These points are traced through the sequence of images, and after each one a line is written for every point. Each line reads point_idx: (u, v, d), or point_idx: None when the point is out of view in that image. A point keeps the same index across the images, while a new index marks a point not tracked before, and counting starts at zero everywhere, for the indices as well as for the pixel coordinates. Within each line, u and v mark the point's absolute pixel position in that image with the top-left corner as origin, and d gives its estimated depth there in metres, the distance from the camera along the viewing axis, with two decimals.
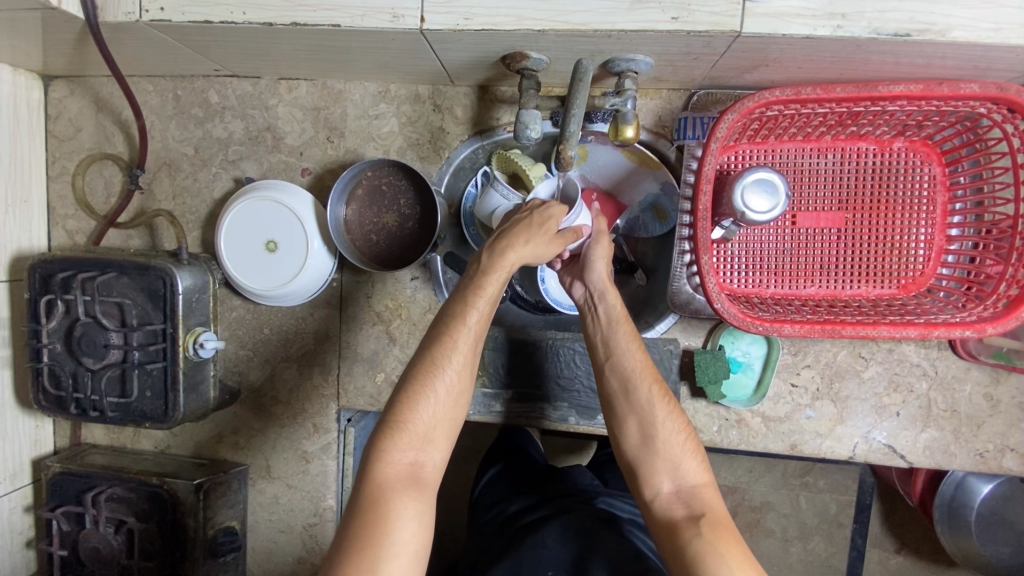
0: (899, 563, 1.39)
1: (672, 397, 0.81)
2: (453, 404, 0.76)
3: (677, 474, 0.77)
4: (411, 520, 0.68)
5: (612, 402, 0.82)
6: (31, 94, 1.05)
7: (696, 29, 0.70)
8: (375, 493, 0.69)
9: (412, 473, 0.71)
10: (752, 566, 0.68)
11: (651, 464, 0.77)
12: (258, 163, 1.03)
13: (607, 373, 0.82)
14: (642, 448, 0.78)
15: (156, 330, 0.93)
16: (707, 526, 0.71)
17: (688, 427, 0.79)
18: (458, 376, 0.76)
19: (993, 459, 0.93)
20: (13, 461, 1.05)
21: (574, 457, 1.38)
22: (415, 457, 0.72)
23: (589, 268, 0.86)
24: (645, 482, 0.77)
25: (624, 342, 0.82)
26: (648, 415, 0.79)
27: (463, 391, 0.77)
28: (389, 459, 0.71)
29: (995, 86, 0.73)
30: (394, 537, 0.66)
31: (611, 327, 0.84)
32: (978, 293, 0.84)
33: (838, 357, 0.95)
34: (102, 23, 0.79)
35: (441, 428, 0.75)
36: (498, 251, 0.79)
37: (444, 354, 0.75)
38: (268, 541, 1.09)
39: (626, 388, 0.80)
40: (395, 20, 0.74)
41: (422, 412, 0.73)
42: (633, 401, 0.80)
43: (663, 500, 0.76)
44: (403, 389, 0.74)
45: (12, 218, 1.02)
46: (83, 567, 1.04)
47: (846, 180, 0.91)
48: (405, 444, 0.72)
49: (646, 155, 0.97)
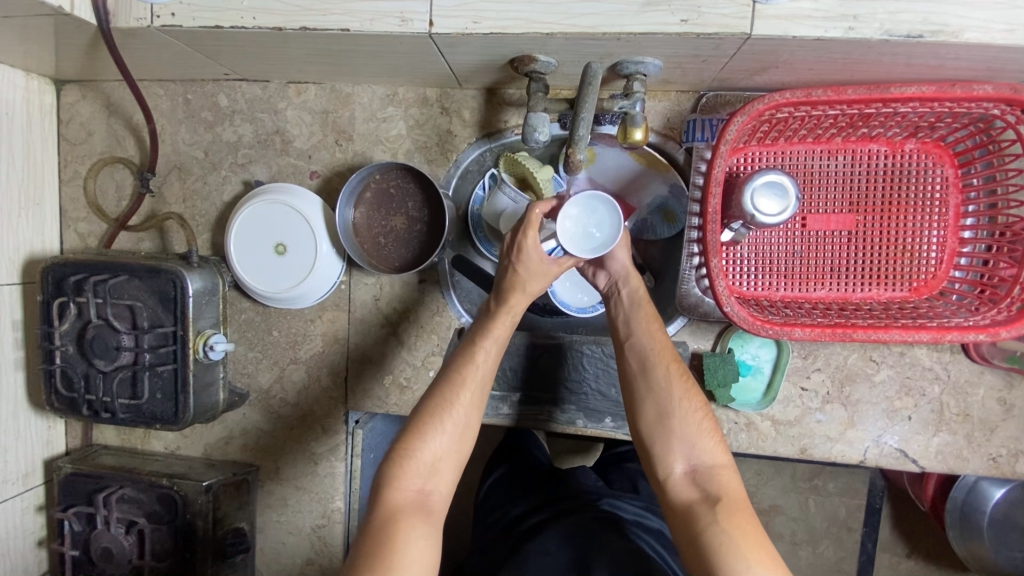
0: (909, 567, 1.38)
1: (690, 377, 0.80)
2: (461, 437, 0.76)
3: (693, 455, 0.76)
4: (420, 544, 0.67)
5: (628, 382, 0.81)
6: (44, 98, 1.06)
7: (706, 32, 0.70)
8: (385, 520, 0.69)
9: (420, 499, 0.72)
10: (770, 556, 0.67)
11: (667, 444, 0.76)
12: (267, 166, 1.04)
13: (625, 354, 0.83)
14: (657, 428, 0.77)
15: (167, 332, 0.93)
16: (723, 512, 0.70)
17: (706, 408, 0.78)
18: (466, 411, 0.77)
19: (1007, 463, 0.92)
20: (25, 460, 1.06)
21: (580, 458, 1.36)
22: (422, 484, 0.72)
23: (609, 257, 0.87)
24: (660, 462, 0.76)
25: (644, 324, 0.83)
26: (665, 395, 0.78)
27: (473, 423, 0.78)
28: (399, 485, 0.71)
29: (1009, 88, 0.72)
30: (404, 560, 0.66)
31: (635, 310, 0.85)
32: (991, 296, 0.83)
33: (849, 360, 0.94)
34: (114, 29, 0.80)
35: (448, 457, 0.75)
36: (504, 293, 0.84)
37: (455, 388, 0.77)
38: (278, 542, 1.10)
39: (644, 368, 0.80)
40: (404, 24, 0.75)
41: (429, 442, 0.74)
42: (651, 381, 0.79)
43: (679, 481, 0.75)
44: (413, 421, 0.75)
45: (24, 221, 1.04)
46: (94, 566, 1.05)
47: (856, 182, 0.90)
48: (413, 472, 0.72)
49: (654, 157, 0.97)
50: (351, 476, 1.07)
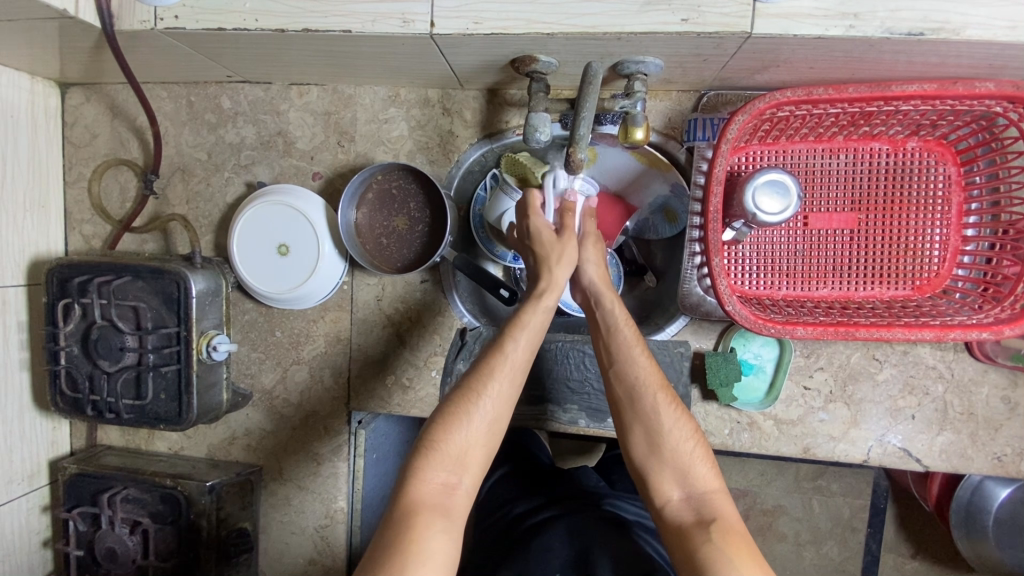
0: (914, 567, 1.37)
1: (679, 403, 0.79)
2: (490, 430, 0.76)
3: (687, 482, 0.76)
4: (439, 537, 0.67)
5: (617, 410, 0.80)
6: (49, 101, 1.07)
7: (706, 31, 0.70)
8: (407, 512, 0.69)
9: (445, 493, 0.71)
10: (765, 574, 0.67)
11: (660, 472, 0.76)
12: (270, 167, 1.05)
13: (611, 381, 0.81)
14: (650, 455, 0.77)
15: (171, 333, 0.94)
16: (717, 531, 0.70)
17: (696, 433, 0.78)
18: (494, 405, 0.76)
19: (1012, 463, 0.92)
20: (30, 461, 1.06)
21: (581, 459, 1.37)
22: (446, 478, 0.72)
23: (580, 274, 0.86)
24: (654, 490, 0.77)
25: (627, 350, 0.81)
26: (653, 422, 0.78)
27: (503, 416, 0.77)
28: (424, 478, 0.72)
29: (1011, 85, 0.72)
30: (422, 550, 0.66)
31: (610, 335, 0.82)
32: (995, 294, 0.83)
33: (852, 359, 0.94)
34: (118, 32, 0.81)
35: (477, 451, 0.75)
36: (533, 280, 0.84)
37: (486, 378, 0.77)
38: (281, 542, 1.11)
39: (632, 395, 0.79)
40: (405, 25, 0.75)
41: (455, 434, 0.74)
42: (639, 409, 0.78)
43: (675, 508, 0.75)
44: (442, 412, 0.76)
45: (30, 222, 1.04)
46: (99, 567, 1.05)
47: (858, 180, 0.90)
48: (438, 464, 0.72)
49: (656, 157, 0.96)
50: (353, 476, 1.08)
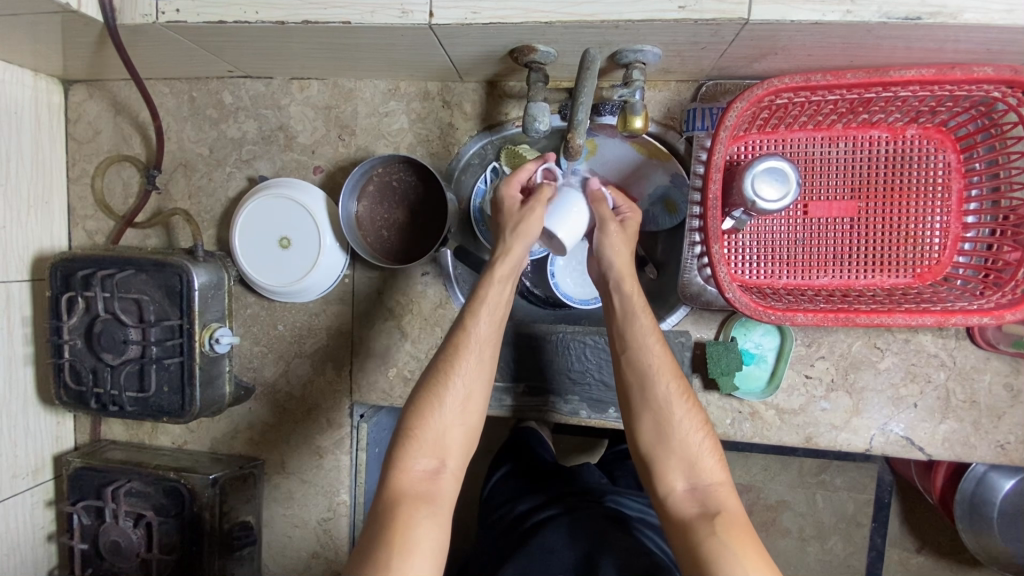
0: (920, 563, 1.37)
1: (691, 396, 0.80)
2: (464, 412, 0.77)
3: (693, 474, 0.76)
4: (425, 523, 0.69)
5: (628, 398, 0.81)
6: (52, 98, 1.08)
7: (703, 17, 0.70)
8: (392, 502, 0.70)
9: (427, 479, 0.73)
10: (766, 566, 0.67)
11: (666, 462, 0.77)
12: (271, 162, 1.05)
13: (624, 368, 0.82)
14: (657, 445, 0.78)
15: (173, 326, 0.94)
16: (721, 524, 0.71)
17: (706, 425, 0.79)
18: (462, 391, 0.77)
19: (1015, 451, 0.91)
20: (35, 456, 1.07)
21: (585, 455, 1.38)
22: (427, 465, 0.74)
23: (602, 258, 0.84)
24: (659, 479, 0.77)
25: (643, 336, 0.81)
26: (664, 412, 0.78)
27: (475, 397, 0.78)
28: (404, 467, 0.73)
29: (1009, 69, 0.72)
30: (408, 537, 0.67)
31: (628, 322, 0.83)
32: (996, 280, 0.83)
33: (854, 348, 0.94)
34: (120, 26, 0.82)
35: (456, 432, 0.76)
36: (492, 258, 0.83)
37: (453, 362, 0.78)
38: (283, 536, 1.11)
39: (644, 384, 0.80)
40: (404, 16, 0.75)
41: (429, 422, 0.75)
42: (651, 398, 0.79)
43: (678, 499, 0.75)
44: (414, 400, 0.77)
45: (33, 218, 1.05)
46: (103, 561, 1.06)
47: (857, 168, 0.90)
48: (416, 452, 0.74)
49: (656, 147, 0.97)
50: (356, 469, 1.08)
